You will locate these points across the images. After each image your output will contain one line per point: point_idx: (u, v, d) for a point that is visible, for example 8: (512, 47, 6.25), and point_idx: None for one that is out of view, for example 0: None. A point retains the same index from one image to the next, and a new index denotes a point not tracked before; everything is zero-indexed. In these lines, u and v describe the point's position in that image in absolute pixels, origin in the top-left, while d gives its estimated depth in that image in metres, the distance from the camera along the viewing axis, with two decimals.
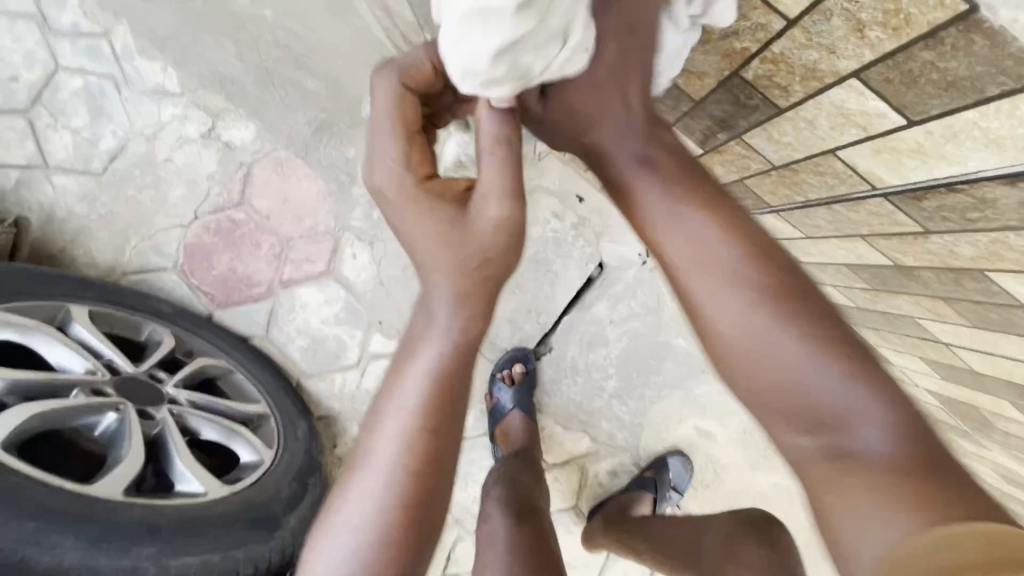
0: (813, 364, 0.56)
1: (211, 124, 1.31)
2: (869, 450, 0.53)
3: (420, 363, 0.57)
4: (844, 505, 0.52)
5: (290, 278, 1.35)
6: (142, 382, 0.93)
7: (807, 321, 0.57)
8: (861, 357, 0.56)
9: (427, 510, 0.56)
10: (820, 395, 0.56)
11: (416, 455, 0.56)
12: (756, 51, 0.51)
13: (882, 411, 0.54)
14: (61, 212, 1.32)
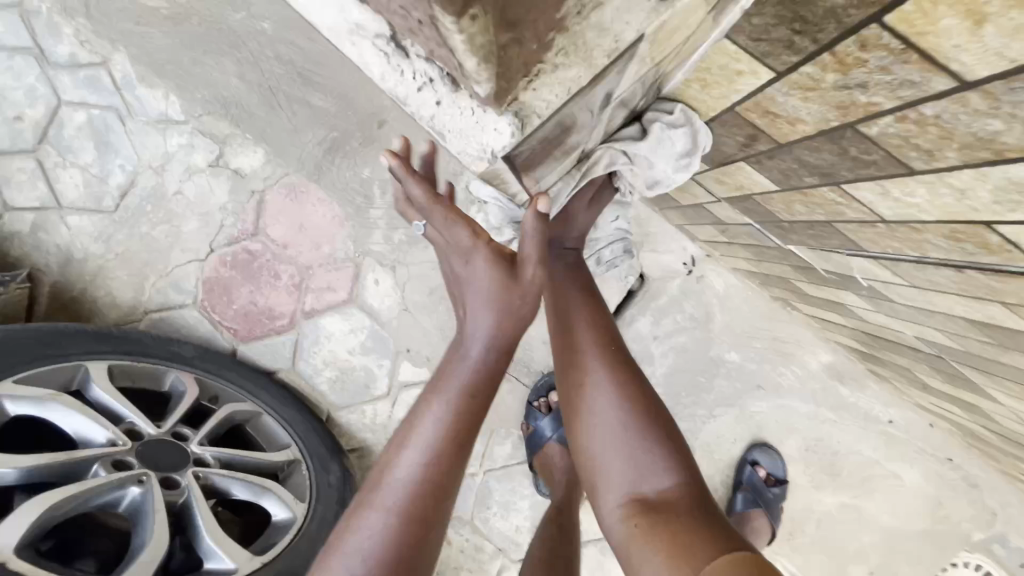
0: (632, 427, 0.72)
1: (218, 152, 1.25)
2: (665, 496, 0.67)
3: (453, 389, 0.60)
4: (641, 543, 0.64)
5: (312, 308, 1.29)
6: (165, 444, 0.89)
7: (637, 397, 0.74)
8: (663, 427, 0.73)
9: (426, 530, 0.58)
10: (625, 451, 0.71)
11: (433, 485, 0.58)
12: (892, 109, 0.30)
13: (670, 471, 0.69)
14: (78, 253, 1.29)
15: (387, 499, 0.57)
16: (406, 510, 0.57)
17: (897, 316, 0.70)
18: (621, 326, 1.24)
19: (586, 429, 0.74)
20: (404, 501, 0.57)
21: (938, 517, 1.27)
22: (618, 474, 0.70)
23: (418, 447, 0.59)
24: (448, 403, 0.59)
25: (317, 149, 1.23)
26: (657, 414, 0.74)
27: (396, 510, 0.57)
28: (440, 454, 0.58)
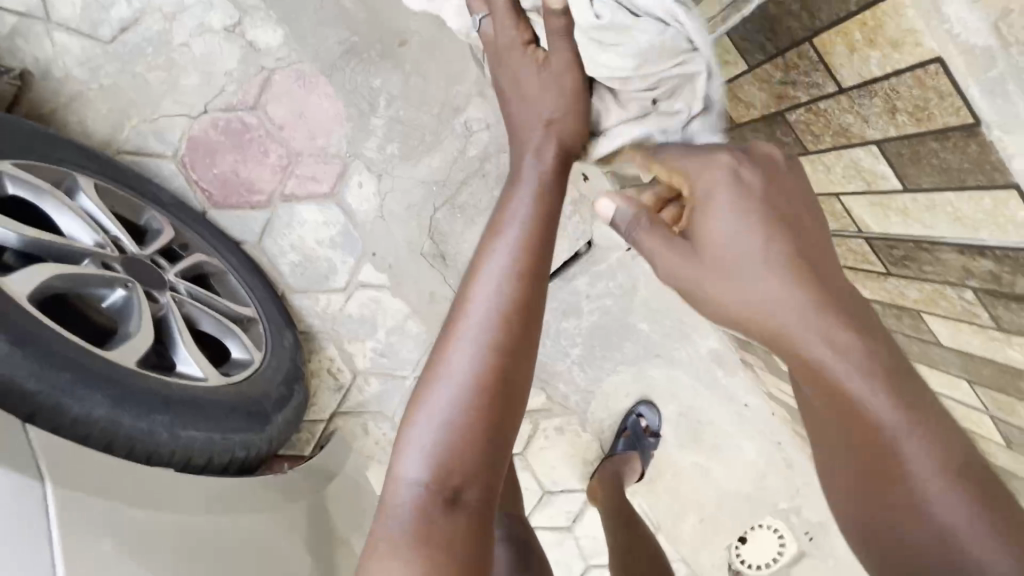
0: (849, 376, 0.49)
1: (237, 20, 1.28)
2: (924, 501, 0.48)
3: (515, 215, 0.66)
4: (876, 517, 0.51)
5: (292, 193, 1.36)
6: (147, 266, 0.95)
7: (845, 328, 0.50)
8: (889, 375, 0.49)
9: (508, 363, 0.59)
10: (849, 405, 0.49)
11: (508, 302, 0.61)
12: (805, 102, 0.51)
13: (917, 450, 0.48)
14: (57, 72, 1.26)
15: (470, 324, 0.61)
16: (489, 332, 0.60)
17: None
18: (562, 278, 1.46)
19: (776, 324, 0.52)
20: (485, 321, 0.61)
21: (760, 486, 1.61)
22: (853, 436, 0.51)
23: (486, 281, 0.63)
24: (510, 241, 0.65)
25: (336, 48, 1.30)
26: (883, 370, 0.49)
27: (481, 335, 0.60)
28: (515, 281, 0.63)
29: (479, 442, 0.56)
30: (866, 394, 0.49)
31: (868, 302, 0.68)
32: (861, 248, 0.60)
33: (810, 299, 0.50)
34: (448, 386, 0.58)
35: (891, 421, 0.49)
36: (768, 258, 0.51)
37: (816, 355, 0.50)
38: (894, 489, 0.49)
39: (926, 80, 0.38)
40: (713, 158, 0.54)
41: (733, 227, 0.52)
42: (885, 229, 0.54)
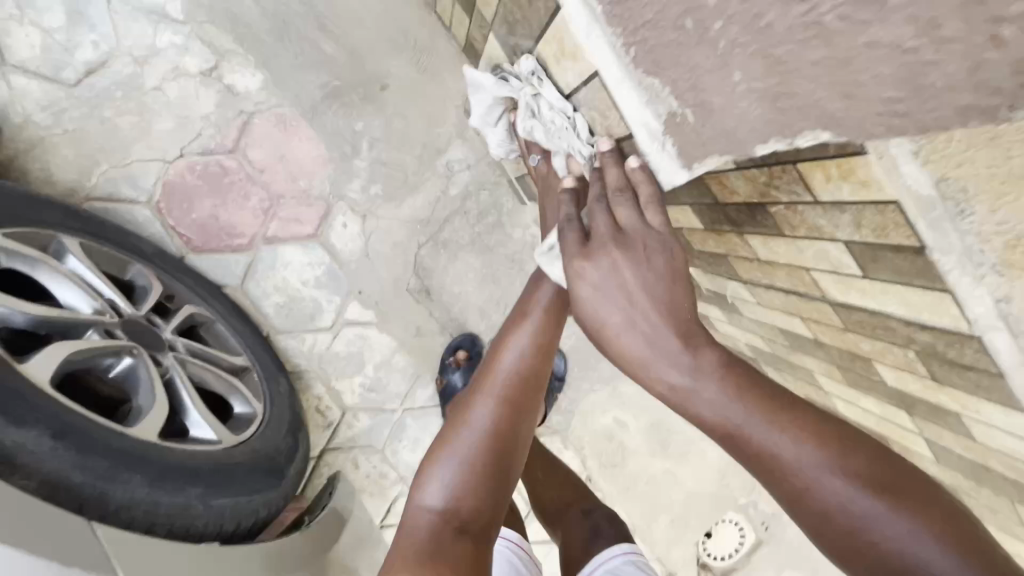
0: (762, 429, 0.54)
1: (213, 63, 1.27)
2: (851, 512, 0.50)
3: (532, 312, 0.80)
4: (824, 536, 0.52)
5: (274, 235, 1.36)
6: (145, 326, 0.94)
7: (751, 386, 0.56)
8: (787, 406, 0.55)
9: (508, 441, 0.71)
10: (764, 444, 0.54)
11: (519, 383, 0.75)
12: (784, 202, 0.62)
13: (826, 469, 0.51)
14: (15, 118, 1.20)
15: (481, 410, 0.72)
16: (507, 393, 0.74)
17: (740, 326, 1.08)
18: None
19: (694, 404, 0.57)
20: (501, 392, 0.74)
21: (723, 486, 1.77)
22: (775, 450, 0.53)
23: (508, 358, 0.76)
24: (527, 334, 0.78)
25: (317, 92, 1.32)
26: (770, 402, 0.55)
27: (501, 395, 0.73)
28: (534, 354, 0.77)
29: (493, 477, 0.68)
30: (822, 484, 0.51)
31: (826, 346, 0.82)
32: (824, 307, 0.73)
33: (751, 404, 0.55)
34: (466, 436, 0.70)
35: (865, 513, 0.49)
36: (711, 374, 0.57)
37: (785, 457, 0.53)
38: (854, 544, 0.50)
39: (886, 212, 0.49)
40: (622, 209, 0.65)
41: (669, 337, 0.59)
42: (846, 300, 0.66)
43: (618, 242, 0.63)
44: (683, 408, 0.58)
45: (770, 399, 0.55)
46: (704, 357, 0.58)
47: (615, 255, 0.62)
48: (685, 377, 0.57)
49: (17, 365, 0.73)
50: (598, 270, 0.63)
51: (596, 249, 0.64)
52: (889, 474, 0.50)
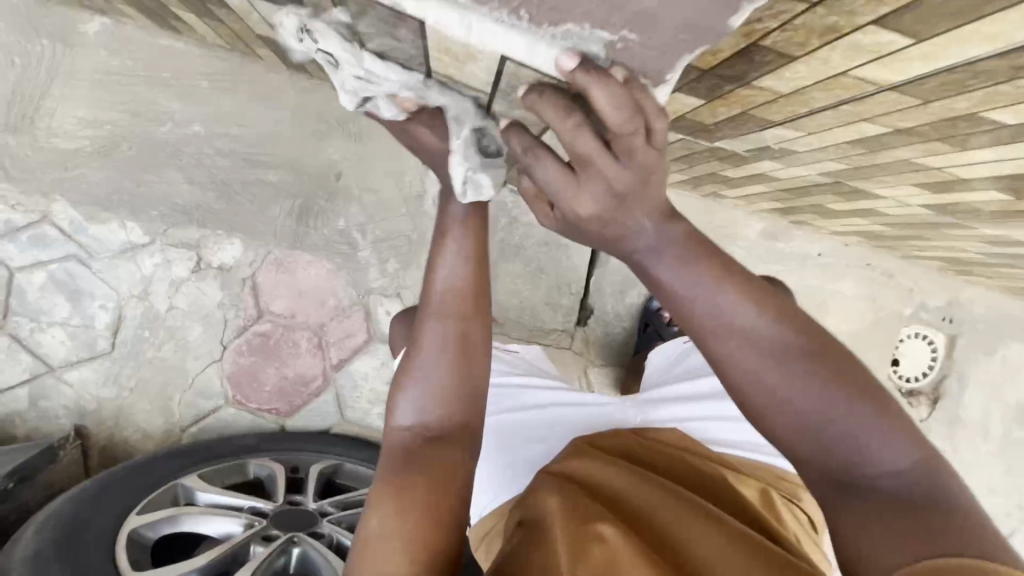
0: (742, 309, 0.53)
1: (196, 256, 1.30)
2: (791, 390, 0.52)
3: (453, 214, 0.71)
4: (756, 409, 0.54)
5: (340, 359, 1.38)
6: (291, 509, 1.01)
7: (741, 272, 0.55)
8: (771, 299, 0.54)
9: (467, 379, 0.74)
10: (736, 324, 0.53)
11: (460, 302, 0.73)
12: (775, 27, 0.50)
13: (793, 348, 0.53)
14: (90, 406, 1.29)
15: (433, 339, 0.73)
16: (452, 312, 0.73)
17: (801, 163, 0.95)
18: (601, 264, 1.48)
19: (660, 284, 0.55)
20: (445, 309, 0.73)
21: (877, 309, 1.62)
22: (747, 330, 0.53)
23: (442, 272, 0.73)
24: (455, 241, 0.72)
25: (289, 219, 1.32)
26: (765, 296, 0.54)
27: (445, 319, 0.73)
28: (469, 263, 0.73)
29: (465, 405, 0.75)
30: (755, 347, 0.53)
31: (912, 129, 0.69)
32: (888, 96, 0.60)
33: (726, 283, 0.54)
34: (425, 368, 0.73)
35: (786, 370, 0.52)
36: (668, 243, 0.54)
37: (721, 317, 0.53)
38: (779, 410, 0.53)
39: None
40: (628, 141, 0.46)
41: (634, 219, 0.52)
42: (911, 76, 0.54)
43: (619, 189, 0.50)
44: (630, 262, 0.56)
45: (763, 296, 0.54)
46: (667, 228, 0.54)
47: (612, 186, 0.50)
48: (646, 244, 0.54)
49: None
50: (600, 201, 0.51)
51: (594, 191, 0.51)
52: (849, 371, 0.53)
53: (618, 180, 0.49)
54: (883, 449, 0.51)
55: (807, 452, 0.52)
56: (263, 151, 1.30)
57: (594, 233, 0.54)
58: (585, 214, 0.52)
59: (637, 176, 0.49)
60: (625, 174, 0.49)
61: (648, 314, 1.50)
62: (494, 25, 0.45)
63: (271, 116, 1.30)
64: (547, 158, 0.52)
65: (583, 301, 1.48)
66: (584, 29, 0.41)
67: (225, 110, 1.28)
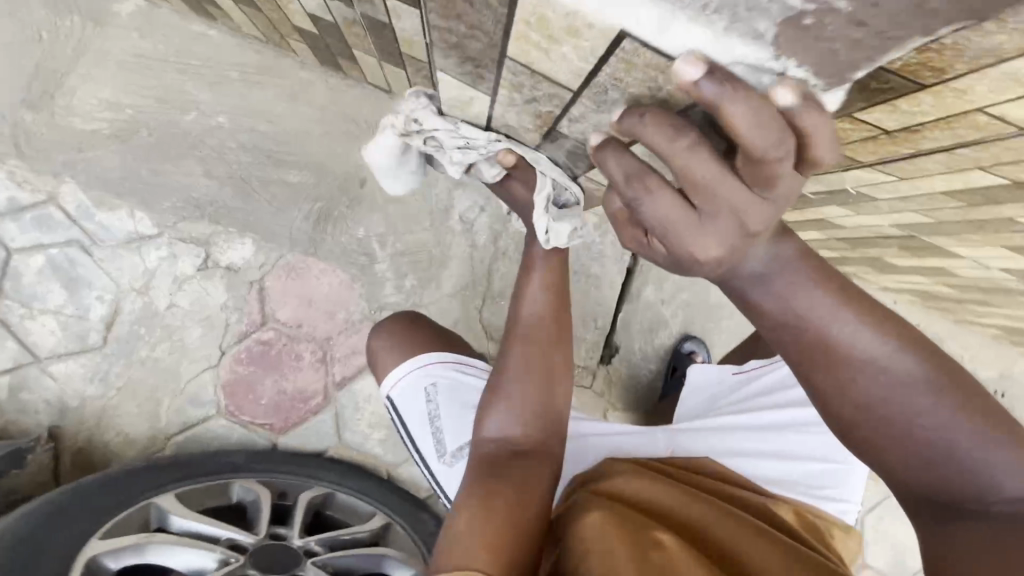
0: (866, 345, 0.55)
1: (205, 253, 1.22)
2: (911, 420, 0.56)
3: (536, 261, 0.89)
4: (872, 443, 0.58)
5: (343, 377, 1.29)
6: (272, 546, 0.91)
7: (863, 300, 0.56)
8: (887, 325, 0.56)
9: (547, 401, 0.87)
10: (858, 361, 0.55)
11: (542, 334, 0.90)
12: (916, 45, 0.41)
13: (906, 381, 0.56)
14: (73, 403, 1.20)
15: (515, 366, 0.88)
16: (537, 340, 0.89)
17: (875, 212, 0.86)
18: (630, 300, 1.38)
19: (787, 323, 0.55)
20: (528, 337, 0.89)
21: None
22: (868, 368, 0.55)
23: (528, 309, 0.90)
24: (538, 286, 0.90)
25: (306, 223, 1.25)
26: (883, 324, 0.56)
27: (528, 346, 0.89)
28: (551, 304, 0.90)
29: (538, 423, 0.86)
30: (878, 380, 0.55)
31: None
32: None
33: (851, 312, 0.55)
34: (508, 388, 0.87)
35: (902, 397, 0.56)
36: (790, 267, 0.54)
37: (851, 348, 0.55)
38: (894, 441, 0.57)
39: None
40: (771, 162, 0.43)
41: (752, 254, 0.52)
42: None
43: (734, 187, 0.46)
44: (738, 296, 0.55)
45: (880, 325, 0.56)
46: (781, 246, 0.54)
47: (726, 208, 0.47)
48: (777, 277, 0.54)
49: None
50: (722, 229, 0.48)
51: (715, 227, 0.48)
52: (957, 389, 0.57)
53: (740, 216, 0.47)
54: (996, 465, 0.56)
55: (918, 476, 0.57)
56: (288, 150, 1.23)
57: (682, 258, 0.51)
58: (699, 252, 0.50)
59: (765, 175, 0.44)
60: (747, 204, 0.46)
61: (678, 357, 1.40)
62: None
63: (300, 114, 1.23)
64: (658, 189, 0.49)
65: (608, 338, 1.38)
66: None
67: (252, 104, 1.21)
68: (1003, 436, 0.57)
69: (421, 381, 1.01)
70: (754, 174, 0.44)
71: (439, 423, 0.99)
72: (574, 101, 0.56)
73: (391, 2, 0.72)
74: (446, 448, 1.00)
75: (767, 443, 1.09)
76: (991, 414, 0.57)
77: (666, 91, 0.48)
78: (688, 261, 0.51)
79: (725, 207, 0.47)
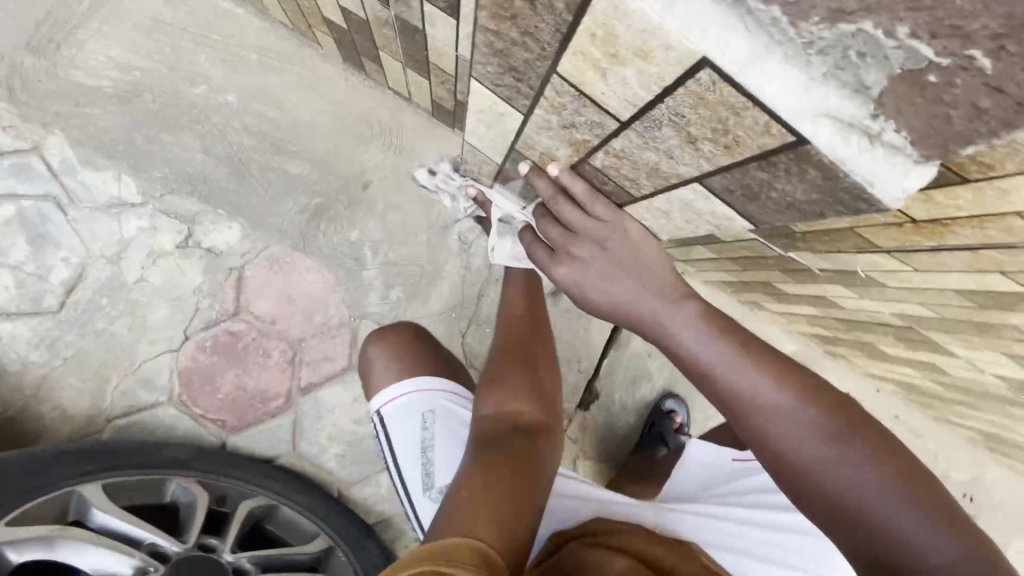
0: (777, 397, 0.57)
1: (187, 231, 1.16)
2: (833, 475, 0.55)
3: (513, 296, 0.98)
4: (803, 494, 0.57)
5: (309, 382, 1.22)
6: (200, 559, 0.83)
7: (774, 358, 0.58)
8: (803, 382, 0.57)
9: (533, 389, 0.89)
10: (762, 408, 0.57)
11: (523, 342, 0.94)
12: None
13: (819, 435, 0.56)
14: (13, 366, 1.11)
15: (508, 361, 0.91)
16: (514, 341, 0.94)
17: (881, 298, 0.84)
18: (618, 348, 1.35)
19: (692, 364, 0.59)
20: (514, 342, 0.94)
21: None
22: (778, 420, 0.57)
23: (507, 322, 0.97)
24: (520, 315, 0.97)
25: (299, 217, 1.20)
26: (794, 377, 0.57)
27: (513, 348, 0.93)
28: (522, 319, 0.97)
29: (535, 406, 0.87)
30: (792, 430, 0.56)
31: None
32: None
33: (756, 364, 0.57)
34: (502, 374, 0.89)
35: (818, 449, 0.56)
36: (687, 321, 0.59)
37: (750, 396, 0.57)
38: (825, 500, 0.56)
39: None
40: (629, 227, 0.62)
41: (639, 306, 0.61)
42: None
43: (579, 244, 0.64)
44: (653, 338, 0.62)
45: (795, 382, 0.57)
46: (683, 308, 0.60)
47: (613, 266, 0.62)
48: (672, 317, 0.60)
49: None
50: (633, 286, 0.61)
51: (623, 282, 0.62)
52: (887, 451, 0.56)
53: (652, 278, 0.61)
54: (938, 539, 0.53)
55: (857, 542, 0.55)
56: (294, 140, 1.19)
57: (613, 305, 0.63)
58: (637, 314, 0.62)
59: (590, 239, 0.63)
60: (636, 257, 0.61)
61: (657, 413, 1.35)
62: (718, 9, 0.38)
63: (313, 106, 1.20)
64: (577, 257, 0.64)
65: (590, 383, 1.34)
66: (888, 36, 0.34)
67: (266, 89, 1.18)
68: (942, 510, 0.55)
69: (418, 408, 0.95)
70: (630, 237, 0.62)
71: (431, 454, 0.93)
72: (620, 133, 0.55)
73: (428, 8, 0.70)
74: (434, 483, 0.93)
75: (756, 542, 0.97)
76: (930, 488, 0.56)
77: (732, 134, 0.45)
78: (621, 308, 0.63)
79: (632, 255, 0.61)
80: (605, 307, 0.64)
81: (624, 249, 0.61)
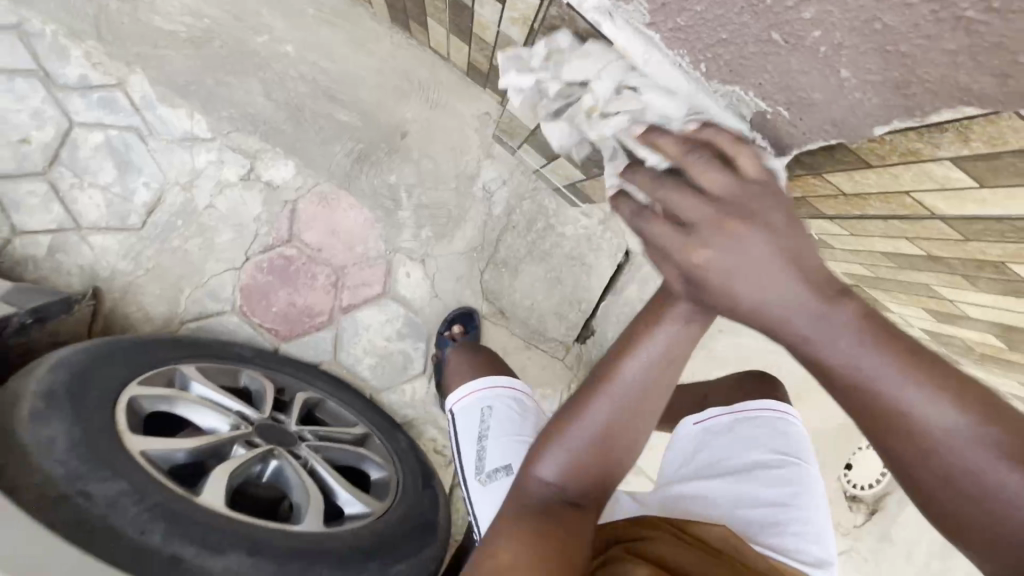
0: (931, 404, 0.45)
1: (249, 166, 1.34)
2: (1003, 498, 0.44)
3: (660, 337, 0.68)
4: (950, 516, 0.46)
5: (349, 304, 1.42)
6: (273, 426, 1.05)
7: (931, 357, 0.46)
8: (967, 388, 0.45)
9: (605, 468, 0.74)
10: (919, 422, 0.45)
11: (640, 399, 0.71)
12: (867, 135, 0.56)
13: (986, 452, 0.44)
14: (104, 272, 1.31)
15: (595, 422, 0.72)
16: (631, 403, 0.71)
17: (831, 258, 1.03)
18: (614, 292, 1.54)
19: (832, 370, 0.47)
20: (632, 398, 0.71)
21: None
22: (933, 432, 0.45)
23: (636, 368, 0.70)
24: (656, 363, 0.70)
25: (345, 160, 1.37)
26: (953, 381, 0.45)
27: (622, 404, 0.71)
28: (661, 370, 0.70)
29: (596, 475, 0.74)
30: (947, 441, 0.45)
31: (945, 258, 0.76)
32: (935, 223, 0.68)
33: (907, 367, 0.45)
34: (577, 435, 0.73)
35: (980, 466, 0.44)
36: (843, 324, 0.45)
37: (906, 406, 0.45)
38: (982, 522, 0.45)
39: (1000, 120, 0.45)
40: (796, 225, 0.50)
41: (789, 305, 0.47)
42: (960, 212, 0.62)
43: (730, 216, 0.48)
44: (787, 342, 0.48)
45: (957, 386, 0.45)
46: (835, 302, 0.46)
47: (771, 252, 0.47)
48: (815, 315, 0.46)
49: (196, 497, 0.84)
50: (784, 279, 0.47)
51: (771, 277, 0.47)
52: None
53: (796, 266, 0.47)
54: None
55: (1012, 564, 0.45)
56: (342, 90, 1.35)
57: (727, 302, 0.50)
58: (762, 309, 0.48)
59: (748, 219, 0.48)
60: (777, 232, 0.48)
61: None
62: (672, 69, 0.61)
63: (359, 60, 1.34)
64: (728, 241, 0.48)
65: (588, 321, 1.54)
66: (750, 96, 0.57)
67: (319, 42, 1.32)
68: None
69: (481, 400, 1.14)
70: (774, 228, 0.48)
71: (485, 442, 1.10)
72: None
73: None
74: (484, 467, 1.08)
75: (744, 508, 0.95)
76: None
77: None
78: (741, 305, 0.49)
79: (768, 234, 0.47)
80: (718, 300, 0.50)
81: (782, 244, 0.47)
